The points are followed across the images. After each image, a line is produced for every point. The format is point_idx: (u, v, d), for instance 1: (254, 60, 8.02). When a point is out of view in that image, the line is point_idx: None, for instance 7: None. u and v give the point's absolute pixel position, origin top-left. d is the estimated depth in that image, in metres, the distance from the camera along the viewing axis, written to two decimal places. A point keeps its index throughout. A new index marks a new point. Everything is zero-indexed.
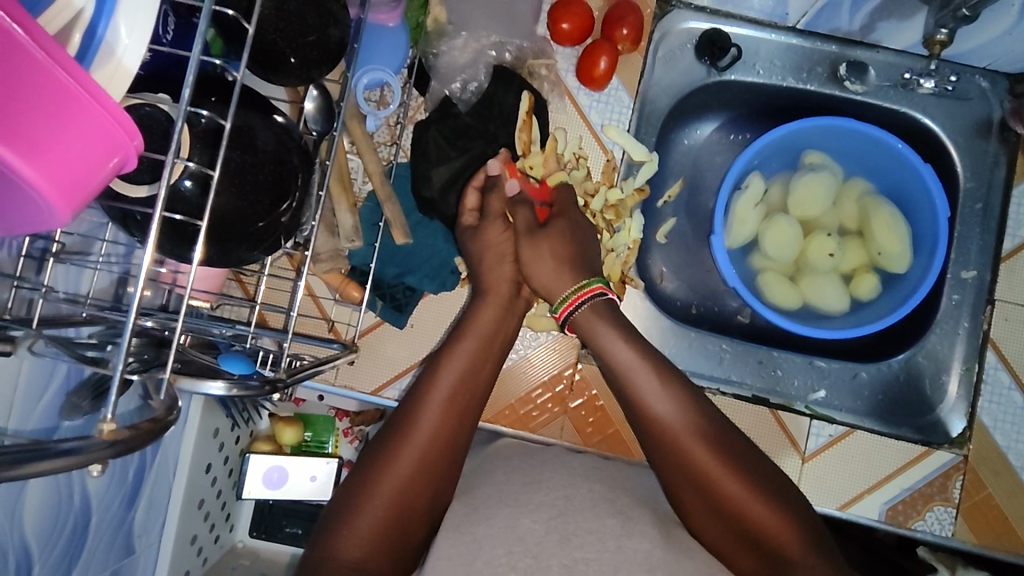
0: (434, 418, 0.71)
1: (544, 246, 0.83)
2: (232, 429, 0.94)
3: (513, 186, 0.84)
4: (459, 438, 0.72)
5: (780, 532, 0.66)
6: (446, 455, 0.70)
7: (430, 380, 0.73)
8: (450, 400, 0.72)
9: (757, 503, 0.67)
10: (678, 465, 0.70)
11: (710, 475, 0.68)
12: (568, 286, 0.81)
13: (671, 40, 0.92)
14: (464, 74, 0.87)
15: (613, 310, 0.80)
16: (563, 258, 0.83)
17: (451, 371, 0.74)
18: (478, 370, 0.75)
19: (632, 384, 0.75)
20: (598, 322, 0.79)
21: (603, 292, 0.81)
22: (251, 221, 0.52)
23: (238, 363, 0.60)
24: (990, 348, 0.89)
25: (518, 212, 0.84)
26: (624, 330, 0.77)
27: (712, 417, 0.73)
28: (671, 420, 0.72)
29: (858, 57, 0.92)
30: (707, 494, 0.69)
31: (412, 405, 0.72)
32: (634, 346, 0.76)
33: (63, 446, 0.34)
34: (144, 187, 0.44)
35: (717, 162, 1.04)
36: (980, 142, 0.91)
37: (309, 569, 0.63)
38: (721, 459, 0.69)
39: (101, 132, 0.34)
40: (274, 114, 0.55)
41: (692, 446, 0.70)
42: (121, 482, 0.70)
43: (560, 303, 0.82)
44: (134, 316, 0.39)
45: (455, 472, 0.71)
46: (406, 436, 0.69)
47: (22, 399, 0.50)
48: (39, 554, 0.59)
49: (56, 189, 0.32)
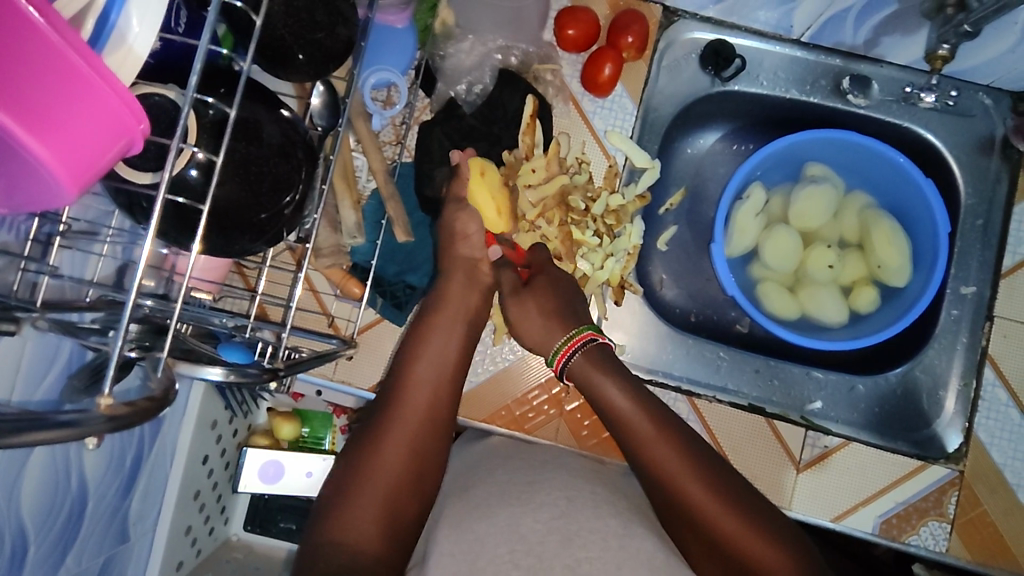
0: (418, 404, 0.73)
1: (532, 299, 0.83)
2: (230, 421, 0.95)
3: (495, 251, 0.85)
4: (442, 426, 0.73)
5: (764, 557, 0.64)
6: (433, 438, 0.72)
7: (406, 373, 0.75)
8: (431, 387, 0.74)
9: (747, 532, 0.66)
10: (668, 500, 0.70)
11: (705, 515, 0.67)
12: (559, 338, 0.81)
13: (676, 49, 0.92)
14: (470, 77, 0.89)
15: (607, 354, 0.80)
16: (552, 310, 0.82)
17: (426, 361, 0.76)
18: (449, 354, 0.77)
19: (614, 408, 0.75)
20: (595, 372, 0.78)
21: (595, 338, 0.81)
22: (255, 212, 0.53)
23: (237, 353, 0.62)
24: (989, 363, 0.89)
25: (502, 274, 0.85)
26: (621, 375, 0.77)
27: (695, 448, 0.72)
28: (656, 440, 0.72)
29: (862, 70, 0.92)
30: (698, 527, 0.67)
31: (388, 395, 0.74)
32: (620, 385, 0.76)
33: (62, 418, 0.35)
34: (149, 174, 0.45)
35: (720, 173, 1.05)
36: (983, 158, 0.92)
37: (307, 558, 0.62)
38: (709, 489, 0.68)
39: (110, 115, 0.35)
40: (281, 108, 0.57)
41: (690, 486, 0.68)
42: (119, 469, 0.71)
43: (555, 354, 0.81)
44: (133, 299, 0.41)
45: (442, 454, 0.73)
46: (388, 422, 0.71)
47: (25, 377, 0.52)
48: (35, 536, 0.59)
49: (65, 168, 0.34)
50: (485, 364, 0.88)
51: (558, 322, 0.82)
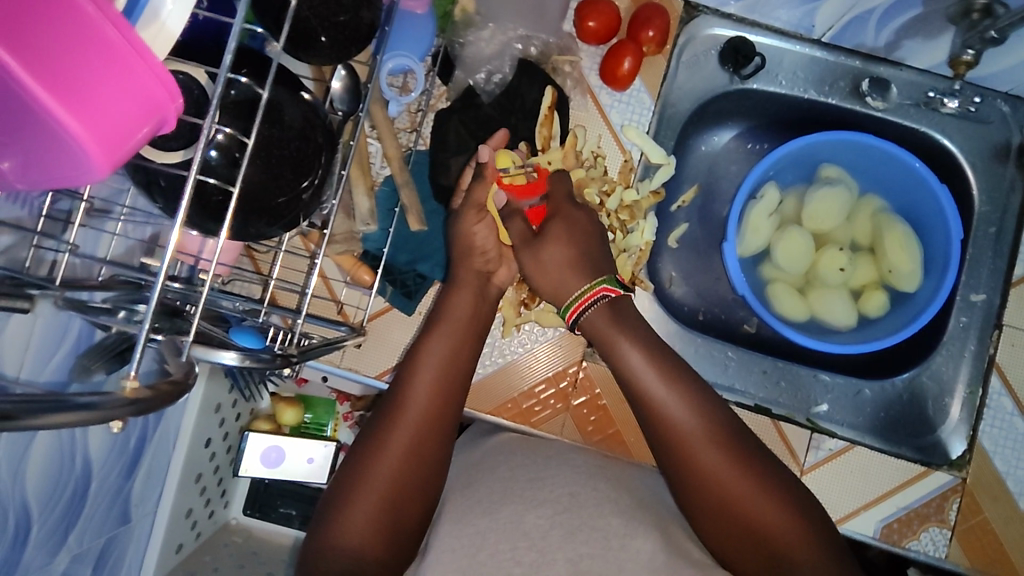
0: (422, 401, 0.71)
1: (549, 249, 0.80)
2: (234, 405, 0.94)
3: (500, 198, 0.82)
4: (447, 423, 0.72)
5: (785, 535, 0.64)
6: (436, 437, 0.70)
7: (411, 369, 0.74)
8: (435, 384, 0.73)
9: (769, 511, 0.65)
10: (690, 487, 0.68)
11: (735, 502, 0.66)
12: (574, 289, 0.79)
13: (696, 45, 0.91)
14: (490, 65, 0.87)
15: (619, 312, 0.78)
16: (570, 260, 0.80)
17: (431, 356, 0.75)
18: (458, 353, 0.76)
19: (653, 402, 0.71)
20: (616, 335, 0.76)
21: (607, 295, 0.78)
22: (274, 195, 0.52)
23: (249, 339, 0.60)
24: (994, 372, 0.89)
25: (510, 225, 0.83)
26: (645, 344, 0.75)
27: (726, 427, 0.71)
28: (694, 438, 0.69)
29: (881, 73, 0.91)
30: (729, 521, 0.66)
31: (393, 393, 0.72)
32: (644, 352, 0.74)
33: (82, 399, 0.34)
34: (175, 153, 0.44)
35: (733, 171, 1.05)
36: (997, 166, 0.91)
37: (309, 561, 0.62)
38: (737, 473, 0.67)
39: (145, 92, 0.35)
40: (302, 90, 0.55)
41: (718, 471, 0.67)
42: (122, 451, 0.71)
43: (567, 308, 0.80)
44: (161, 282, 0.40)
45: (447, 451, 0.71)
46: (391, 420, 0.70)
47: (34, 355, 0.52)
48: (38, 516, 0.59)
49: (97, 143, 0.33)
50: (493, 356, 0.87)
51: (574, 271, 0.79)
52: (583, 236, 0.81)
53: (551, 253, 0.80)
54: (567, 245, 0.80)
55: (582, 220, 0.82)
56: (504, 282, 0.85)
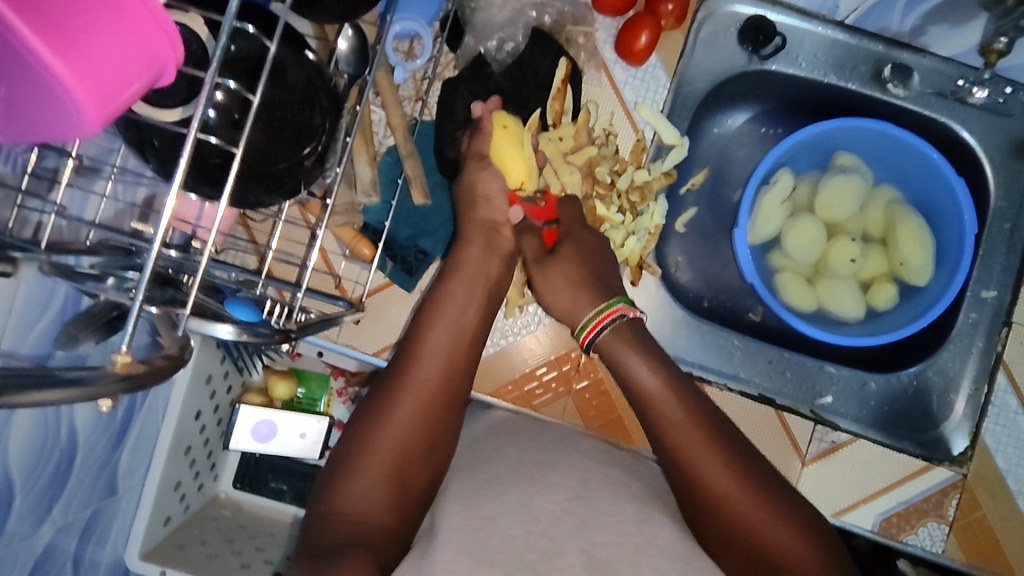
0: (432, 371, 0.70)
1: (556, 270, 0.81)
2: (225, 376, 0.91)
3: (515, 214, 0.82)
4: (456, 393, 0.71)
5: (784, 543, 0.63)
6: (446, 406, 0.69)
7: (419, 338, 0.72)
8: (445, 354, 0.72)
9: (769, 517, 0.64)
10: (690, 492, 0.68)
11: (732, 509, 0.65)
12: (588, 311, 0.79)
13: (715, 20, 0.88)
14: (502, 33, 0.83)
15: (636, 332, 0.78)
16: (579, 281, 0.81)
17: (441, 326, 0.73)
18: (468, 323, 0.75)
19: (655, 405, 0.72)
20: (621, 348, 0.76)
21: (625, 314, 0.78)
22: (275, 160, 0.49)
23: (245, 311, 0.56)
24: (1002, 369, 0.88)
25: (525, 241, 0.83)
26: (648, 354, 0.75)
27: (725, 431, 0.71)
28: (693, 443, 0.69)
29: (904, 60, 0.88)
30: (727, 528, 0.65)
31: (402, 361, 0.71)
32: (649, 366, 0.74)
33: (70, 375, 0.32)
34: (176, 111, 0.40)
35: (743, 156, 1.02)
36: (1017, 161, 0.89)
37: (315, 527, 0.61)
38: (734, 478, 0.66)
39: (144, 38, 0.32)
40: (307, 49, 0.52)
41: (715, 477, 0.66)
42: (109, 423, 0.69)
43: (580, 329, 0.79)
44: (157, 249, 0.37)
45: (456, 421, 0.71)
46: (398, 392, 0.68)
47: (16, 321, 0.49)
48: (20, 487, 0.57)
49: (87, 90, 0.30)
50: (496, 338, 0.85)
51: (587, 289, 0.80)
52: (593, 258, 0.82)
53: (557, 270, 0.81)
54: (578, 265, 0.81)
55: (592, 241, 0.84)
56: (510, 263, 0.82)
